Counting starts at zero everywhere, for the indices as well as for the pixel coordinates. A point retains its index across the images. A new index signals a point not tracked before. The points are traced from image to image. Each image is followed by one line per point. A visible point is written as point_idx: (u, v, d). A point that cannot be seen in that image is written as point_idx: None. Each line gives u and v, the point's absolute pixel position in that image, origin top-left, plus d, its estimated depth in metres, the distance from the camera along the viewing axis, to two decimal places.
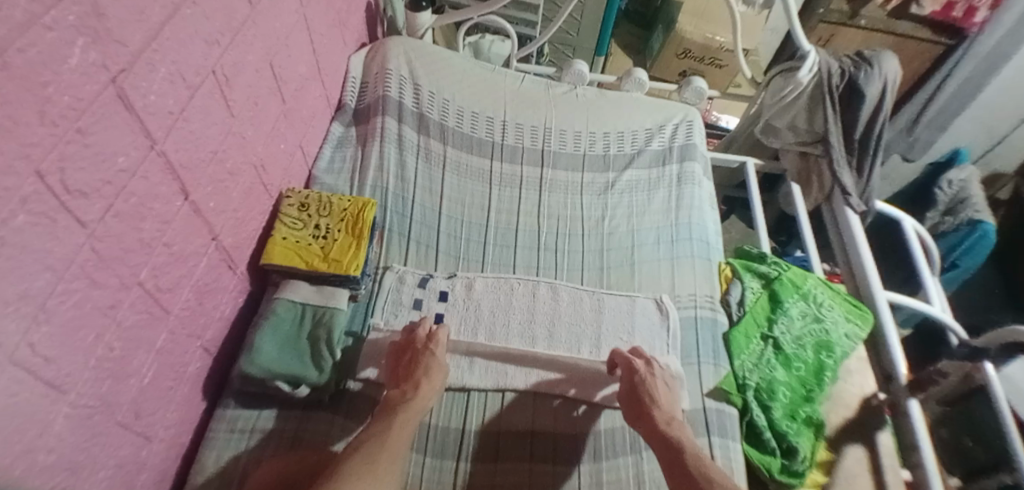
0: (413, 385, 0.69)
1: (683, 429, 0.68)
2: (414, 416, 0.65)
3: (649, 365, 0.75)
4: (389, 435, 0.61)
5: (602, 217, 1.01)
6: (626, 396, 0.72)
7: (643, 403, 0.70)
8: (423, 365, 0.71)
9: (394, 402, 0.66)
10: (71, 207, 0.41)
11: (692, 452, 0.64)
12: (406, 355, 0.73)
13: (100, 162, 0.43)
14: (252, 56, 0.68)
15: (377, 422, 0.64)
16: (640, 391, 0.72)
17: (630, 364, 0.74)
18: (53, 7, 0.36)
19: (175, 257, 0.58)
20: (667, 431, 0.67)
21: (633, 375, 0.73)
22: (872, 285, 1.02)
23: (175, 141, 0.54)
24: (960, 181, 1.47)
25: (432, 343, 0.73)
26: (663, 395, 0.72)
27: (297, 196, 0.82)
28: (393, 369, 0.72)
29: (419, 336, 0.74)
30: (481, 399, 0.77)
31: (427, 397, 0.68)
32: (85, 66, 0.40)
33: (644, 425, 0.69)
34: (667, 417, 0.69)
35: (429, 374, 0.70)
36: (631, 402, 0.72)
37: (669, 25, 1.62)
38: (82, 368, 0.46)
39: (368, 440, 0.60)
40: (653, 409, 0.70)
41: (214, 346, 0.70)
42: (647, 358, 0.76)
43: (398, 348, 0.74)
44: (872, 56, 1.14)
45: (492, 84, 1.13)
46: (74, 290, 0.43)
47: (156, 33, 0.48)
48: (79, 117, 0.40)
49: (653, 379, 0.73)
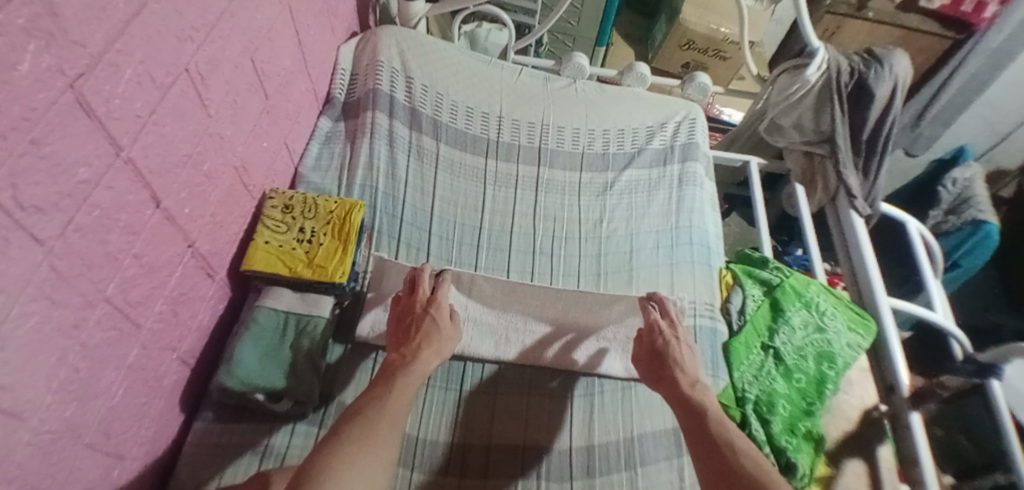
0: (411, 351, 0.66)
1: (707, 393, 0.67)
2: (415, 381, 0.63)
3: (673, 327, 0.75)
4: (388, 403, 0.58)
5: (600, 220, 0.98)
6: (648, 356, 0.72)
7: (667, 366, 0.70)
8: (422, 331, 0.68)
9: (394, 366, 0.65)
10: (26, 224, 0.37)
11: (713, 415, 0.63)
12: (407, 319, 0.71)
13: (58, 175, 0.39)
14: (230, 51, 0.64)
15: (374, 385, 0.62)
16: (663, 353, 0.71)
17: (654, 327, 0.74)
18: (3, 9, 0.31)
19: (146, 269, 0.54)
20: (690, 394, 0.66)
21: (656, 338, 0.73)
22: (875, 292, 0.99)
23: (145, 146, 0.50)
24: (964, 180, 1.44)
25: (432, 307, 0.71)
26: (687, 358, 0.71)
27: (281, 197, 0.78)
28: (396, 332, 0.70)
29: (420, 298, 0.72)
30: (477, 369, 0.78)
31: (428, 361, 0.65)
32: (37, 72, 0.35)
33: (665, 386, 0.69)
34: (691, 380, 0.68)
35: (429, 340, 0.67)
36: (653, 364, 0.71)
37: (673, 15, 1.56)
38: (42, 393, 0.42)
39: (368, 406, 0.58)
40: (677, 372, 0.69)
41: (192, 357, 0.67)
42: (670, 318, 0.76)
43: (401, 309, 0.72)
44: (882, 54, 1.09)
45: (487, 77, 1.09)
46: (30, 313, 0.39)
47: (121, 31, 0.44)
48: (32, 128, 0.36)
49: (677, 342, 0.73)
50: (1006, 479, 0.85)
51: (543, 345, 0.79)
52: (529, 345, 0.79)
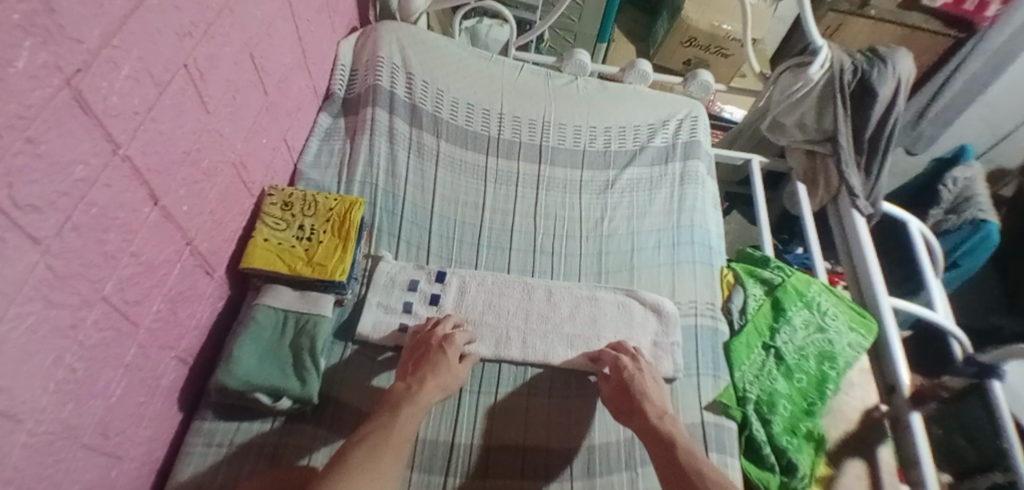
0: (419, 381, 0.67)
1: (675, 424, 0.66)
2: (419, 412, 0.63)
3: (636, 361, 0.74)
4: (394, 429, 0.60)
5: (601, 219, 0.97)
6: (616, 394, 0.71)
7: (635, 399, 0.69)
8: (433, 362, 0.69)
9: (399, 396, 0.65)
10: (23, 223, 0.36)
11: (683, 445, 0.63)
12: (421, 350, 0.71)
13: (54, 173, 0.39)
14: (229, 48, 0.63)
15: (380, 415, 0.62)
16: (629, 388, 0.71)
17: (618, 361, 0.74)
18: None
19: (144, 268, 0.54)
20: (659, 426, 0.66)
21: (620, 373, 0.72)
22: (877, 291, 0.99)
23: (142, 144, 0.49)
24: (964, 179, 1.43)
25: (445, 343, 0.72)
26: (653, 389, 0.71)
27: (281, 195, 0.77)
28: (407, 362, 0.71)
29: (437, 333, 0.73)
30: (477, 367, 0.78)
31: (432, 394, 0.66)
32: (33, 69, 0.35)
33: (636, 420, 0.68)
34: (658, 411, 0.68)
35: (437, 372, 0.68)
36: (621, 399, 0.71)
37: (675, 11, 1.55)
38: (39, 394, 0.42)
39: (375, 432, 0.59)
40: (645, 404, 0.69)
41: (191, 355, 0.66)
42: (633, 354, 0.76)
43: (419, 338, 0.73)
44: (886, 53, 1.08)
45: (488, 74, 1.08)
46: (26, 313, 0.39)
47: (118, 27, 0.43)
48: (28, 126, 0.35)
49: (641, 375, 0.73)
50: (1007, 480, 0.81)
51: (546, 345, 0.79)
52: (529, 344, 0.78)
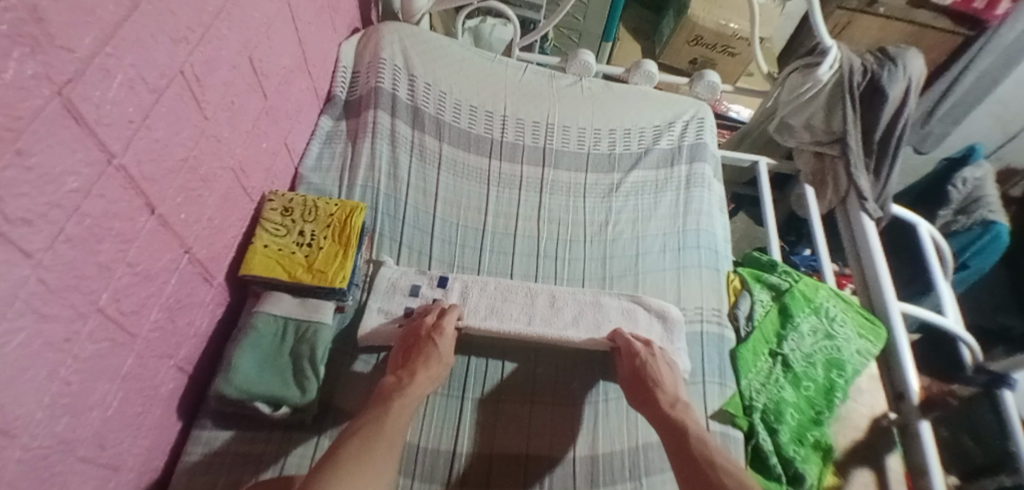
0: (409, 373, 0.67)
1: (687, 411, 0.68)
2: (411, 403, 0.64)
3: (649, 347, 0.74)
4: (384, 425, 0.59)
5: (605, 223, 0.96)
6: (630, 380, 0.72)
7: (648, 386, 0.70)
8: (422, 355, 0.69)
9: (390, 389, 0.65)
10: (13, 237, 0.36)
11: (696, 434, 0.64)
12: (411, 340, 0.72)
13: (44, 185, 0.38)
14: (227, 51, 0.62)
15: (372, 409, 0.62)
16: (642, 374, 0.71)
17: (631, 347, 0.74)
18: None
19: (141, 278, 0.53)
20: (672, 414, 0.67)
21: (633, 359, 0.73)
22: (886, 295, 0.97)
23: (137, 153, 0.48)
24: (975, 180, 1.37)
25: (435, 333, 0.71)
26: (666, 376, 0.72)
27: (281, 200, 0.76)
28: (399, 354, 0.72)
29: (426, 322, 0.73)
30: (483, 362, 0.78)
31: (422, 386, 0.66)
32: (22, 80, 0.34)
33: (648, 408, 0.69)
34: (670, 399, 0.69)
35: (428, 364, 0.68)
36: (635, 384, 0.71)
37: (682, 9, 1.53)
38: (33, 409, 0.41)
39: (366, 426, 0.59)
40: (657, 392, 0.70)
41: (190, 363, 0.66)
42: (645, 339, 0.76)
43: (408, 330, 0.73)
44: (897, 53, 1.07)
45: (493, 76, 1.07)
46: (18, 329, 0.38)
47: (111, 34, 0.42)
48: (17, 138, 0.34)
49: (654, 360, 0.73)
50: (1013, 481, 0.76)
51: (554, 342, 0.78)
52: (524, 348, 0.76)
